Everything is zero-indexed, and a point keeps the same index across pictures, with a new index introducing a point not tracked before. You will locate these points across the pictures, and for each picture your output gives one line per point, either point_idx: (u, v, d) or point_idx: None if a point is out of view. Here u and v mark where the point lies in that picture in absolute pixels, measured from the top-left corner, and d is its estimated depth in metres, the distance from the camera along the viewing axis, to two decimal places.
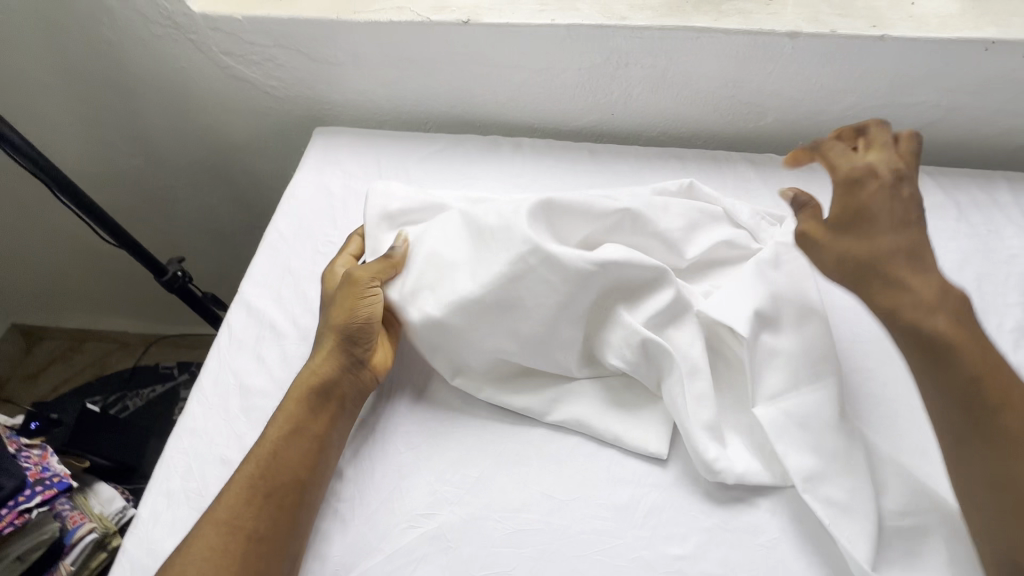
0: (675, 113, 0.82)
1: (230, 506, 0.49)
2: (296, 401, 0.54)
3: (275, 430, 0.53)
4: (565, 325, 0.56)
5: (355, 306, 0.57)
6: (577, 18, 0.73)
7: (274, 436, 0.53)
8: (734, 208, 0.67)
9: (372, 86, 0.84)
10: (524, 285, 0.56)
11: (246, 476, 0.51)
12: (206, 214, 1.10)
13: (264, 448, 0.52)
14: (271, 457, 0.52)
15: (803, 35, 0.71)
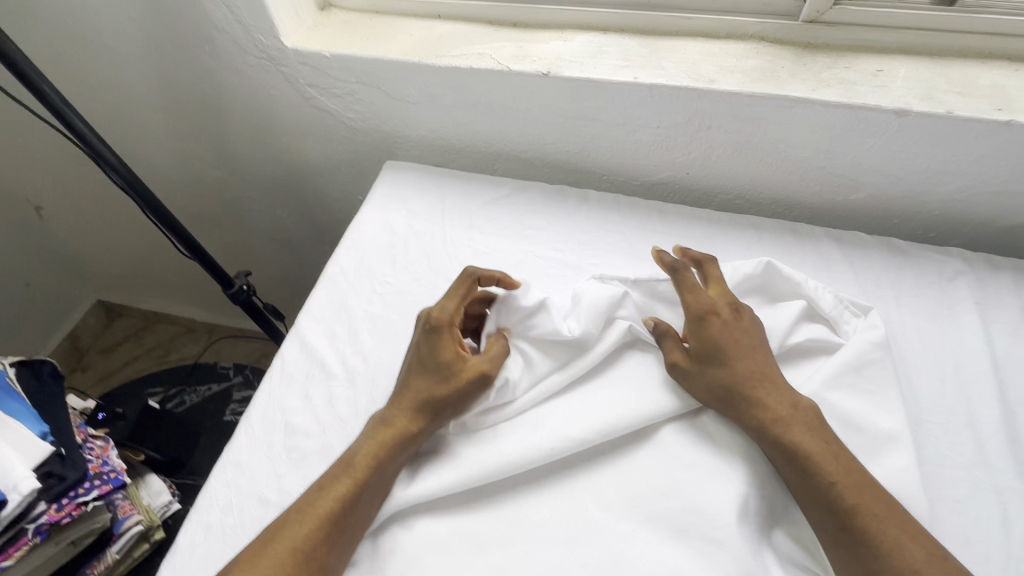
0: (755, 178, 0.77)
1: (302, 536, 0.49)
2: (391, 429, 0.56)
3: (367, 457, 0.54)
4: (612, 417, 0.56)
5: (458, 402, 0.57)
6: (662, 78, 0.70)
7: (361, 468, 0.54)
8: (817, 295, 0.63)
9: (444, 125, 0.84)
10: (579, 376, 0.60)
11: (325, 505, 0.51)
12: (276, 227, 1.15)
13: (349, 480, 0.53)
14: (358, 487, 0.52)
15: (913, 113, 0.65)
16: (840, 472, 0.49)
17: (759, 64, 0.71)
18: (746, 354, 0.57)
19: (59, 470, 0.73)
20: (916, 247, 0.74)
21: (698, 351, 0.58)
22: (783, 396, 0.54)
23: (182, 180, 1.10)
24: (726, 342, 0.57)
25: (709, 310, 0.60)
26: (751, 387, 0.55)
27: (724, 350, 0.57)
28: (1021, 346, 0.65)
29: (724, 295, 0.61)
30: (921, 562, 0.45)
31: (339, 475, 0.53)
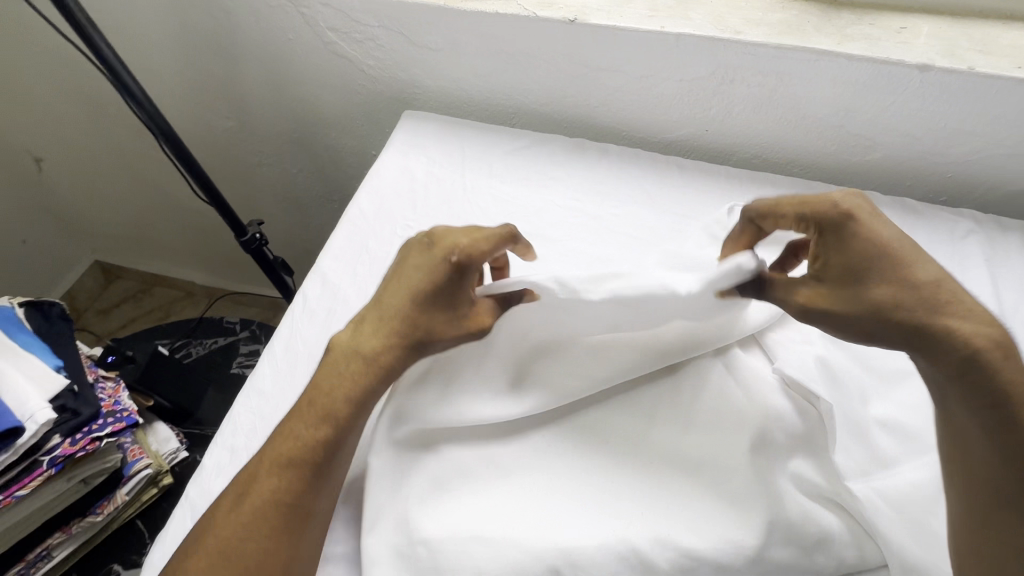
0: (774, 136, 0.78)
1: (278, 481, 0.48)
2: (377, 340, 0.53)
3: (358, 367, 0.52)
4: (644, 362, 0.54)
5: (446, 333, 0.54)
6: (688, 28, 0.71)
7: (337, 405, 0.50)
8: None
9: (466, 75, 0.84)
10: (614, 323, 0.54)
11: (300, 448, 0.49)
12: (285, 181, 1.14)
13: (323, 419, 0.50)
14: (354, 397, 0.51)
15: (935, 69, 0.66)
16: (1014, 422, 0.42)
17: (784, 18, 0.71)
18: (915, 267, 0.46)
19: (73, 405, 0.73)
20: (928, 207, 0.75)
21: (841, 265, 0.47)
22: (965, 298, 0.44)
23: (192, 130, 1.09)
24: (878, 255, 0.46)
25: (844, 221, 0.48)
26: (931, 291, 0.44)
27: (891, 255, 0.46)
28: None
29: (847, 200, 0.49)
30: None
31: (328, 389, 0.51)
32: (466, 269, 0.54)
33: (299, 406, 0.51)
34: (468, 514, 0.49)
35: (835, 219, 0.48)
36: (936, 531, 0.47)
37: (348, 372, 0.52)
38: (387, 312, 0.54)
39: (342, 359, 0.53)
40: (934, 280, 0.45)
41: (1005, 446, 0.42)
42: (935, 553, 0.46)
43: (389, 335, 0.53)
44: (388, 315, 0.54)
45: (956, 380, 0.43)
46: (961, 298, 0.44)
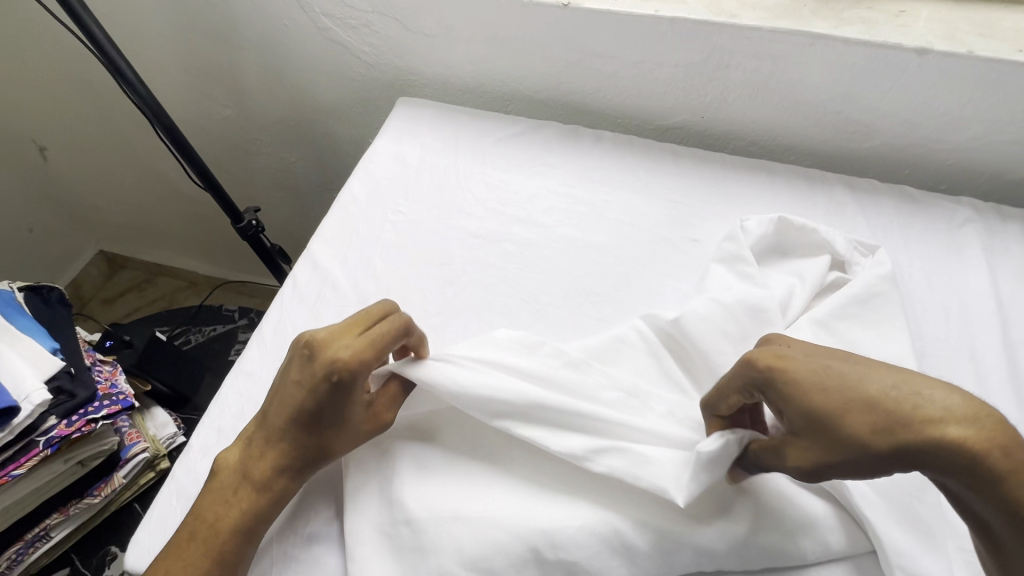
0: (770, 123, 0.77)
1: (202, 546, 0.46)
2: (263, 463, 0.49)
3: (244, 494, 0.48)
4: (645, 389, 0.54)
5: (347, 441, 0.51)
6: (683, 11, 0.70)
7: (262, 478, 0.49)
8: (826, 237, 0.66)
9: (460, 62, 0.83)
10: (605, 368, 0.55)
11: (227, 519, 0.47)
12: (283, 169, 1.14)
13: (252, 489, 0.48)
14: (241, 530, 0.47)
15: (934, 52, 0.65)
16: None
17: (781, 2, 0.70)
18: (861, 394, 0.37)
19: (69, 386, 0.74)
20: (926, 196, 0.74)
21: (802, 419, 0.39)
22: (927, 389, 0.36)
23: (191, 118, 1.10)
24: (831, 405, 0.37)
25: (768, 387, 0.40)
26: (896, 404, 0.36)
27: (830, 408, 0.37)
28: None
29: (763, 354, 0.41)
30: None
31: (208, 524, 0.47)
32: (347, 385, 0.48)
33: (227, 472, 0.49)
34: (448, 494, 0.49)
35: (762, 380, 0.41)
36: (925, 520, 0.46)
37: (232, 502, 0.48)
38: (272, 435, 0.50)
39: (260, 439, 0.50)
40: (893, 393, 0.36)
41: None
42: (919, 540, 0.46)
43: (293, 447, 0.49)
44: (272, 437, 0.49)
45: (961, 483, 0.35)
46: (926, 396, 0.35)
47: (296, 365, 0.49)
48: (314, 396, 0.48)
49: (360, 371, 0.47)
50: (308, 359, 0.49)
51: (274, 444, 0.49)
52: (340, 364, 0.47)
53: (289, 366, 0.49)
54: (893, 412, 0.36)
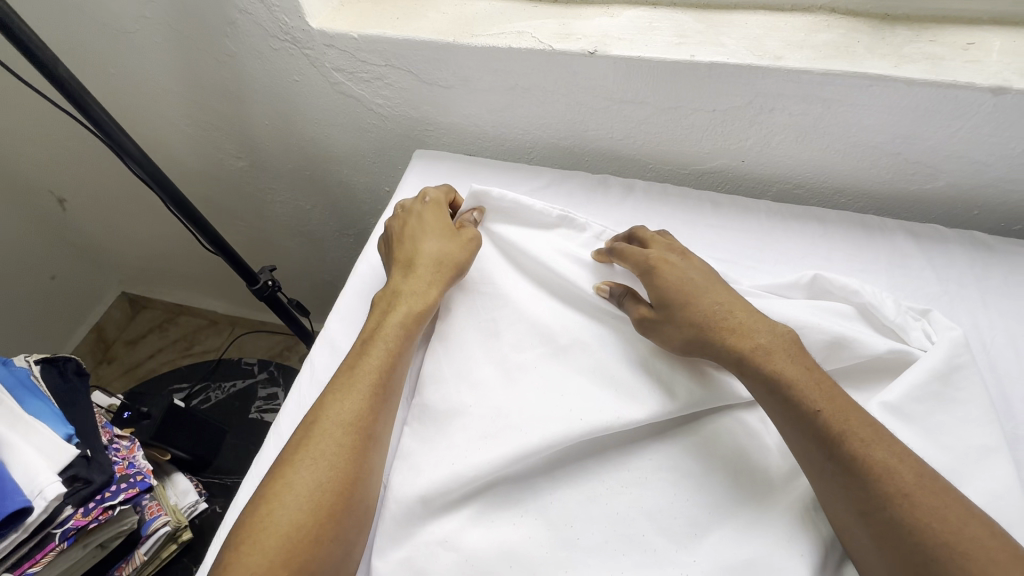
0: (819, 165, 0.71)
1: (306, 478, 0.47)
2: (358, 403, 0.52)
3: (350, 397, 0.52)
4: (694, 511, 0.50)
5: (422, 295, 0.61)
6: (720, 55, 0.64)
7: (354, 415, 0.51)
8: (878, 300, 0.57)
9: (479, 112, 0.79)
10: (649, 490, 0.51)
11: (326, 448, 0.49)
12: (299, 218, 1.12)
13: (341, 424, 0.50)
14: (355, 428, 0.50)
15: (1013, 91, 0.57)
16: (895, 481, 0.42)
17: (831, 39, 0.64)
18: (706, 293, 0.55)
19: (85, 473, 0.70)
20: (1000, 241, 0.67)
21: (660, 301, 0.57)
22: (757, 326, 0.52)
23: (203, 171, 1.07)
24: (677, 286, 0.56)
25: (655, 262, 0.59)
26: (720, 320, 0.53)
27: (680, 295, 0.56)
28: None
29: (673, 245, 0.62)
30: (913, 486, 0.42)
31: (319, 425, 0.50)
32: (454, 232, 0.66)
33: (315, 409, 0.52)
34: None
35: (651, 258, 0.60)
36: None
37: (331, 399, 0.52)
38: (371, 347, 0.56)
39: (356, 355, 0.56)
40: (726, 301, 0.55)
41: (909, 503, 0.41)
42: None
43: (390, 328, 0.58)
44: (380, 346, 0.56)
45: (821, 448, 0.45)
46: (752, 323, 0.52)
47: (393, 241, 0.67)
48: (426, 298, 0.61)
49: (463, 257, 0.64)
50: (406, 261, 0.64)
51: (378, 344, 0.56)
52: (447, 222, 0.67)
53: (395, 290, 0.61)
54: (738, 323, 0.53)
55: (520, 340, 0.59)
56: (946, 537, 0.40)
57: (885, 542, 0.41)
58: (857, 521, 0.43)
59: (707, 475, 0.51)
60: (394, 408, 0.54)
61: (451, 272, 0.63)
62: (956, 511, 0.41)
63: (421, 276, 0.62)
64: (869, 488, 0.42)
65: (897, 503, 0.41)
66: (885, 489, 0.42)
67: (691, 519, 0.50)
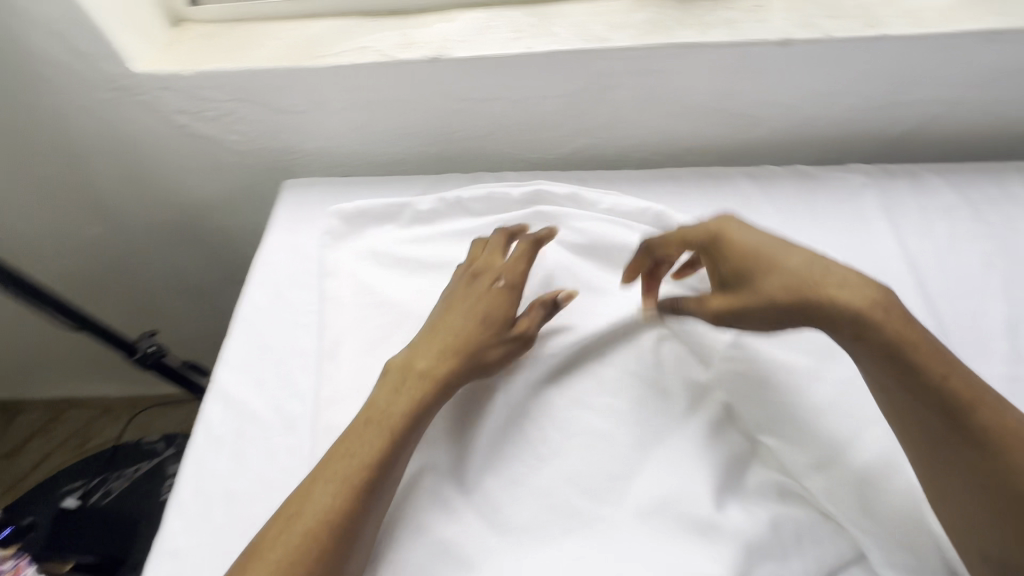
0: (664, 130, 0.78)
1: None
2: (342, 498, 0.48)
3: (353, 470, 0.50)
4: (611, 464, 0.53)
5: (441, 352, 0.57)
6: (554, 44, 0.68)
7: (335, 510, 0.48)
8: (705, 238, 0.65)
9: (341, 131, 0.78)
10: (565, 456, 0.54)
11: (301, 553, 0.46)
12: (178, 274, 1.04)
13: (319, 523, 0.47)
14: (335, 528, 0.47)
15: (796, 42, 0.66)
16: (960, 395, 0.46)
17: (647, 17, 0.70)
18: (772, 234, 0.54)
19: None
20: (821, 169, 0.78)
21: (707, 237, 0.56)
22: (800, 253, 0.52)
23: (52, 245, 0.97)
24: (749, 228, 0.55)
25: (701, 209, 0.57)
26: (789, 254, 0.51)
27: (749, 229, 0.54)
28: (929, 243, 0.69)
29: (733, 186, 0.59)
30: (970, 397, 0.46)
31: (301, 523, 0.47)
32: (511, 289, 0.62)
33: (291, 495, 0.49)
34: None
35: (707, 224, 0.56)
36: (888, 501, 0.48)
37: (339, 472, 0.50)
38: (388, 412, 0.53)
39: (348, 437, 0.52)
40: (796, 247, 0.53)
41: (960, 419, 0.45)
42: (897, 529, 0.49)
43: (401, 396, 0.54)
44: (376, 432, 0.52)
45: (886, 369, 0.47)
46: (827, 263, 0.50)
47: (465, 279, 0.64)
48: (450, 370, 0.56)
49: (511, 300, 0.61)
50: (455, 309, 0.61)
51: (384, 423, 0.53)
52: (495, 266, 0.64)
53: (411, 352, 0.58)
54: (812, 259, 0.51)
55: (409, 338, 0.63)
56: (995, 441, 0.45)
57: (925, 456, 0.47)
58: (925, 432, 0.47)
59: (618, 429, 0.55)
60: (385, 500, 0.51)
61: (477, 318, 0.60)
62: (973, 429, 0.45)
63: (470, 322, 0.59)
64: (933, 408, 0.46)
65: (961, 415, 0.45)
66: (951, 402, 0.46)
67: (610, 472, 0.53)
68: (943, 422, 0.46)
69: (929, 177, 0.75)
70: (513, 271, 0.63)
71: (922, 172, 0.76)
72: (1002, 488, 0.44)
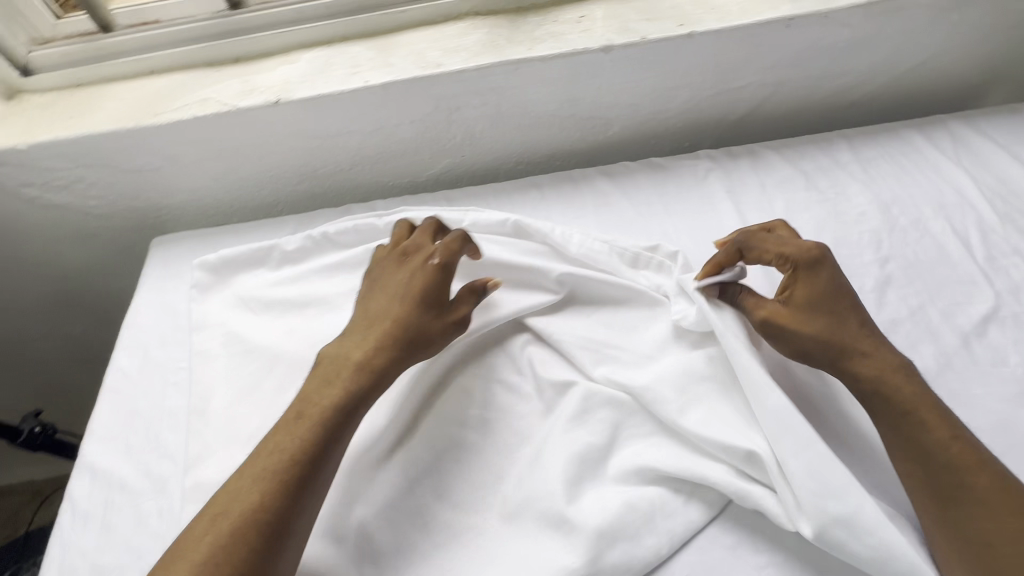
0: (522, 141, 0.82)
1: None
2: (263, 488, 0.48)
3: (274, 462, 0.50)
4: (474, 473, 0.56)
5: (370, 339, 0.58)
6: (391, 75, 0.70)
7: (255, 502, 0.48)
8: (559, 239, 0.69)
9: (204, 183, 0.78)
10: (431, 473, 0.56)
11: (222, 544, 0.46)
12: (72, 346, 1.01)
13: (241, 515, 0.47)
14: (257, 518, 0.47)
15: (616, 47, 0.71)
16: (944, 426, 0.50)
17: (480, 39, 0.73)
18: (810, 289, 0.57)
19: None
20: (670, 159, 0.82)
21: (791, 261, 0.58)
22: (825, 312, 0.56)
23: None
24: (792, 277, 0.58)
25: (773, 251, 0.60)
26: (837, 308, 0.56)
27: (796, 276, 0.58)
28: (769, 216, 0.75)
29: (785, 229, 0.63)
30: (945, 430, 0.50)
31: (223, 517, 0.47)
32: (448, 268, 0.62)
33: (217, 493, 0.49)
34: None
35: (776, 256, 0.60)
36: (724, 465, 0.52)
37: (263, 474, 0.49)
38: (317, 402, 0.54)
39: (272, 433, 0.52)
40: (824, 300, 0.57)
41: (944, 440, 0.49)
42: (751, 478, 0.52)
43: (334, 386, 0.55)
44: (300, 424, 0.52)
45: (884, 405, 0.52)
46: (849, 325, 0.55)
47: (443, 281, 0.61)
48: (371, 357, 0.56)
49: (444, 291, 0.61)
50: (385, 287, 0.62)
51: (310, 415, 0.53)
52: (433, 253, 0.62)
53: (337, 344, 0.59)
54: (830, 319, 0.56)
55: (281, 381, 0.63)
56: (953, 466, 0.48)
57: (908, 462, 0.50)
58: (905, 445, 0.50)
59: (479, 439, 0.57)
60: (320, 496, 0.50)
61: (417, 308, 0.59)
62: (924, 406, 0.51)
63: (400, 310, 0.59)
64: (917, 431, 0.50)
65: (937, 441, 0.49)
66: (932, 429, 0.49)
67: (473, 481, 0.55)
68: (918, 443, 0.49)
69: (767, 154, 0.81)
70: (446, 253, 0.61)
71: (761, 150, 0.82)
72: (966, 505, 0.47)
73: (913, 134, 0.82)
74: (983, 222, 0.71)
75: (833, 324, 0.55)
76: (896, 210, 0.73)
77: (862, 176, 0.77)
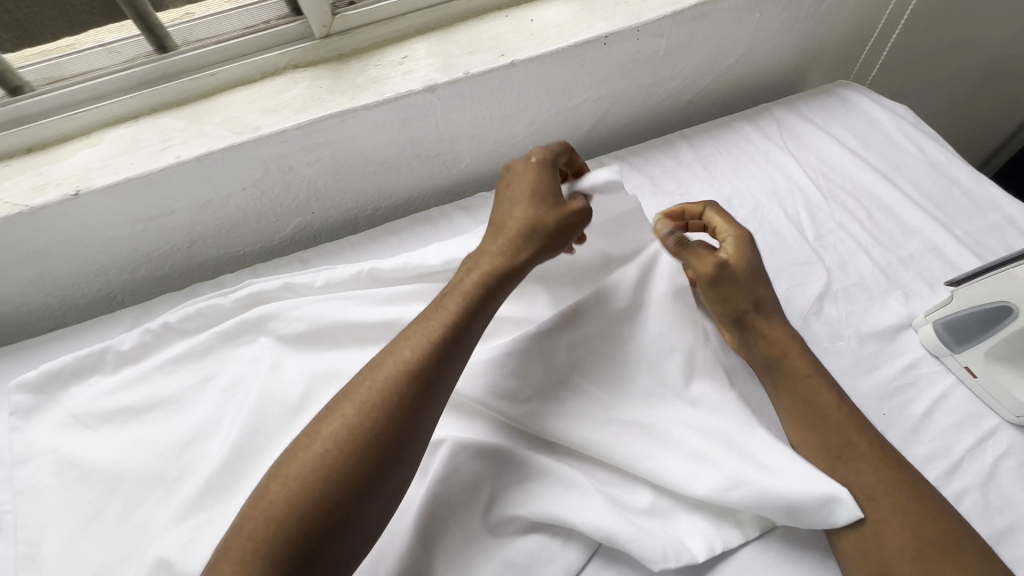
0: (373, 188, 0.79)
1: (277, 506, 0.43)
2: (355, 420, 0.47)
3: (372, 393, 0.48)
4: None
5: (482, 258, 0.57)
6: (204, 146, 0.65)
7: (352, 431, 0.46)
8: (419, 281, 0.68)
9: (16, 290, 0.70)
10: None
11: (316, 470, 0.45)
12: None
13: (339, 443, 0.45)
14: (353, 448, 0.45)
15: (440, 86, 0.69)
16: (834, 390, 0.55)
17: (300, 93, 0.70)
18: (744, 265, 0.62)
19: None
20: None
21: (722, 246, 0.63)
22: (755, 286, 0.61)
23: None
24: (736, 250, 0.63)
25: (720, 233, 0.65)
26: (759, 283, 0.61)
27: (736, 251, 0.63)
28: None
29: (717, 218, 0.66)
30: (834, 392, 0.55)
31: (319, 443, 0.46)
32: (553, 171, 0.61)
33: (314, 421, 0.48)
34: None
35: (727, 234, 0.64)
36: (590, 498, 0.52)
37: (338, 425, 0.47)
38: (428, 318, 0.53)
39: (426, 334, 0.52)
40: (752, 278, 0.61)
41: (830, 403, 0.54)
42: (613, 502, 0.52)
43: (458, 294, 0.54)
44: (433, 332, 0.52)
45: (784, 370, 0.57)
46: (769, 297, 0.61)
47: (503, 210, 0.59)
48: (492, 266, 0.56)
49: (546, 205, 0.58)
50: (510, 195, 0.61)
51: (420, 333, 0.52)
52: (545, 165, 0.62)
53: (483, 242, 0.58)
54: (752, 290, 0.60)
55: (126, 502, 0.57)
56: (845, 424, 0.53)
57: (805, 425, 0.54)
58: (805, 408, 0.55)
59: None
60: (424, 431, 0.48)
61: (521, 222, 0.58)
62: (816, 373, 0.56)
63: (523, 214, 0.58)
64: (811, 392, 0.55)
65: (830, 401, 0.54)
66: (820, 391, 0.55)
67: None
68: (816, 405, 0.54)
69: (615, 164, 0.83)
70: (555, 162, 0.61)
71: (609, 161, 0.84)
72: (852, 457, 0.51)
73: (743, 126, 0.87)
74: (810, 202, 0.76)
75: (757, 283, 0.61)
76: (736, 202, 0.77)
77: (703, 173, 0.81)
